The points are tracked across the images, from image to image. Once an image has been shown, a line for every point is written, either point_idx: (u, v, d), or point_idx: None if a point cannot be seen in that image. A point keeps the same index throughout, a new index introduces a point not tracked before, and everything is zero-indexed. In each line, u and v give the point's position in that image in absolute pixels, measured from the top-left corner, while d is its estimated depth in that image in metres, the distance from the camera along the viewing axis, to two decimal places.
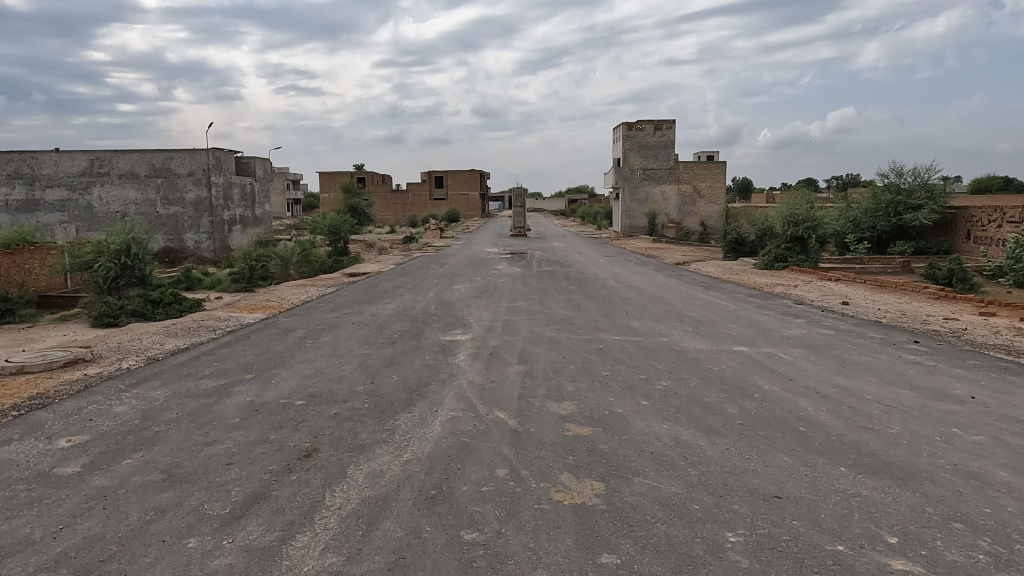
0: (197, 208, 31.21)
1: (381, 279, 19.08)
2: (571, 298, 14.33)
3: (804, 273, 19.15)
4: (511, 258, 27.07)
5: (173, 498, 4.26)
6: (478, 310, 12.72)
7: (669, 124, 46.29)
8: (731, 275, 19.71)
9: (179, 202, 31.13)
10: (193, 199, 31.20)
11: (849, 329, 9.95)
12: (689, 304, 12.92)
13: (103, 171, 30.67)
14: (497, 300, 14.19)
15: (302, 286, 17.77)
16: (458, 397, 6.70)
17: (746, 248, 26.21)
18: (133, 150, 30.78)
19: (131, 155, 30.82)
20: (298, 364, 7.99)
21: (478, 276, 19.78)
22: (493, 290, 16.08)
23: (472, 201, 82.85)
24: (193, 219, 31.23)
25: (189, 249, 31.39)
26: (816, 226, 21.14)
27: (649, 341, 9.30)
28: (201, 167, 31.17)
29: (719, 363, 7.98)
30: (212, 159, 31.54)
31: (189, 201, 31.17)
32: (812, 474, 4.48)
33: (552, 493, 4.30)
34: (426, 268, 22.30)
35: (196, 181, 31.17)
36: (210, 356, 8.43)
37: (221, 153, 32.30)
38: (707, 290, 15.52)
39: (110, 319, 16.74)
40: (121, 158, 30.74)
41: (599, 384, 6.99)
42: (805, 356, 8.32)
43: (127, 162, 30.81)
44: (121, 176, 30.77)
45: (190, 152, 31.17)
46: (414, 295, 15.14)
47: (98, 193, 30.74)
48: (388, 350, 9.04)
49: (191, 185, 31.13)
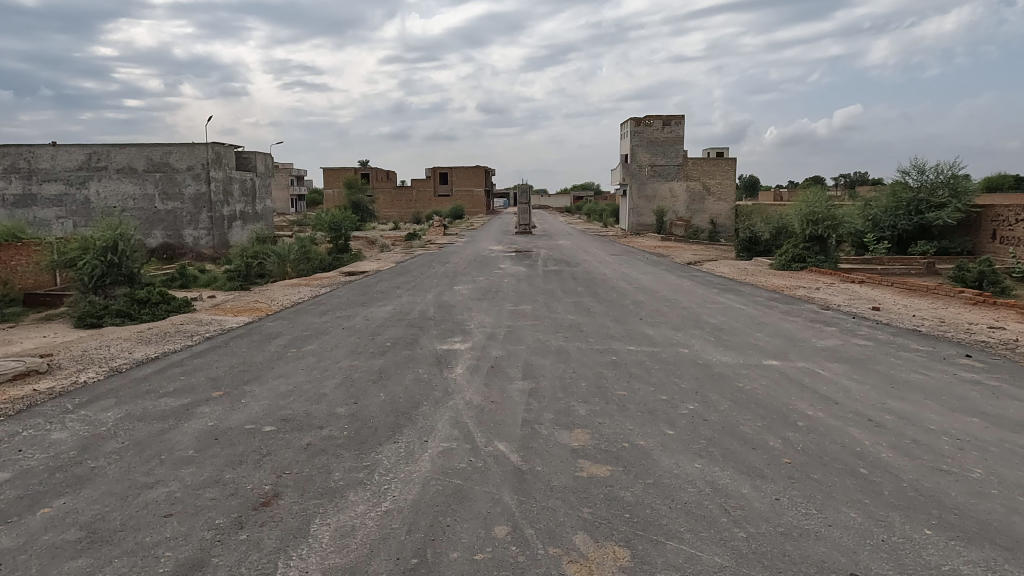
0: (195, 204, 30.40)
1: (380, 278, 18.22)
2: (579, 302, 13.40)
3: (824, 275, 18.15)
4: (516, 256, 26.17)
5: (87, 568, 3.37)
6: (480, 314, 11.82)
7: (678, 120, 45.25)
8: (748, 276, 18.75)
9: (179, 197, 30.26)
10: (192, 194, 30.38)
11: (889, 340, 9.00)
12: (707, 309, 11.99)
13: (101, 165, 29.88)
14: (500, 303, 13.28)
15: (296, 286, 16.90)
16: (452, 421, 5.79)
17: (761, 247, 25.20)
18: (131, 143, 29.99)
19: (129, 149, 30.03)
20: (275, 380, 7.09)
21: (481, 276, 18.91)
22: (496, 292, 15.17)
23: (477, 197, 82.07)
24: (191, 215, 30.40)
25: (187, 245, 30.57)
26: (837, 225, 20.13)
27: (667, 353, 8.36)
28: (200, 162, 30.39)
29: (750, 380, 7.04)
30: (211, 154, 30.74)
31: (188, 196, 30.35)
32: (892, 540, 3.56)
33: (564, 564, 3.40)
34: (427, 267, 21.39)
35: (195, 176, 30.37)
36: (178, 369, 7.52)
37: (220, 147, 31.50)
38: (724, 293, 14.58)
39: (94, 320, 15.91)
40: (119, 151, 29.95)
41: (615, 407, 6.07)
42: (847, 372, 7.37)
43: (125, 156, 30.02)
44: (119, 171, 29.98)
45: (188, 147, 30.39)
46: (413, 297, 14.26)
47: (96, 188, 29.91)
48: (378, 361, 8.15)
49: (190, 180, 30.33)
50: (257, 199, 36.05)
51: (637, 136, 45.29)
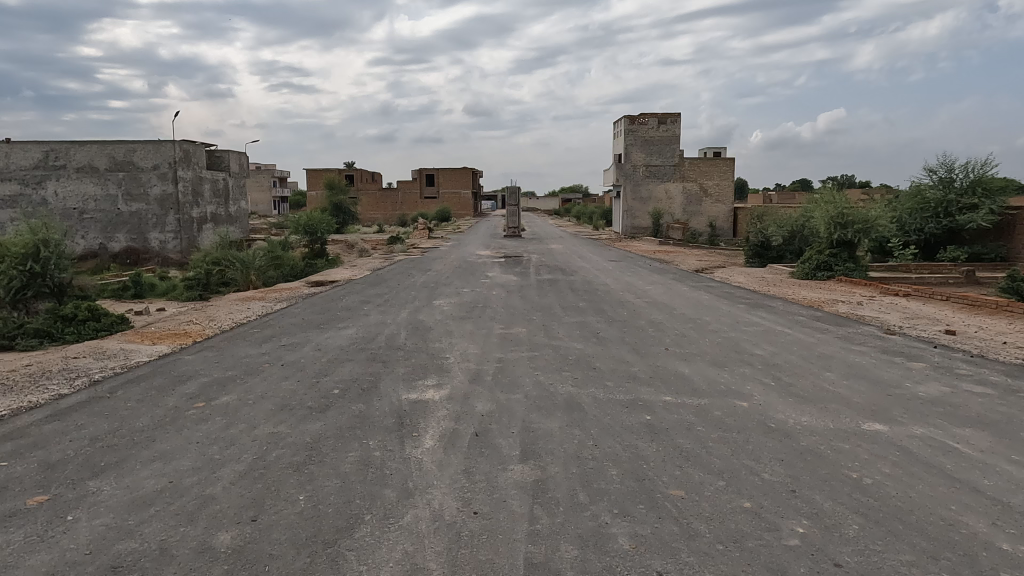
0: (162, 205, 27.77)
1: (350, 290, 15.75)
2: (583, 322, 11.03)
3: (858, 285, 16.01)
4: (505, 262, 23.75)
5: None
6: (462, 343, 9.40)
7: (674, 117, 43.08)
8: (771, 287, 16.51)
9: (142, 198, 27.61)
10: (158, 195, 27.75)
11: (1013, 386, 6.67)
12: (744, 335, 9.67)
13: (59, 163, 27.13)
14: (487, 325, 10.86)
15: (249, 300, 14.40)
16: (406, 569, 3.37)
17: (773, 252, 23.08)
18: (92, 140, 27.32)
19: (89, 146, 27.37)
20: (144, 469, 4.65)
21: (467, 286, 16.55)
22: (483, 309, 12.81)
23: (464, 200, 79.84)
24: (157, 217, 27.75)
25: (153, 250, 27.86)
26: (868, 228, 17.89)
27: (721, 411, 5.99)
28: (167, 160, 27.83)
29: (863, 463, 4.69)
30: (178, 152, 28.21)
31: (153, 197, 27.70)
32: None
33: None
34: (406, 276, 18.94)
35: (161, 176, 27.76)
36: (9, 447, 5.05)
37: (188, 145, 28.99)
38: (754, 310, 12.32)
39: (5, 342, 13.19)
40: (78, 148, 27.25)
41: (677, 532, 3.71)
42: (996, 446, 5.01)
43: (85, 153, 27.30)
44: (79, 170, 27.25)
45: (154, 144, 27.81)
46: (383, 316, 11.82)
47: (53, 188, 27.16)
48: (313, 426, 5.70)
49: (155, 180, 27.71)
50: (231, 201, 33.40)
51: (631, 135, 43.10)
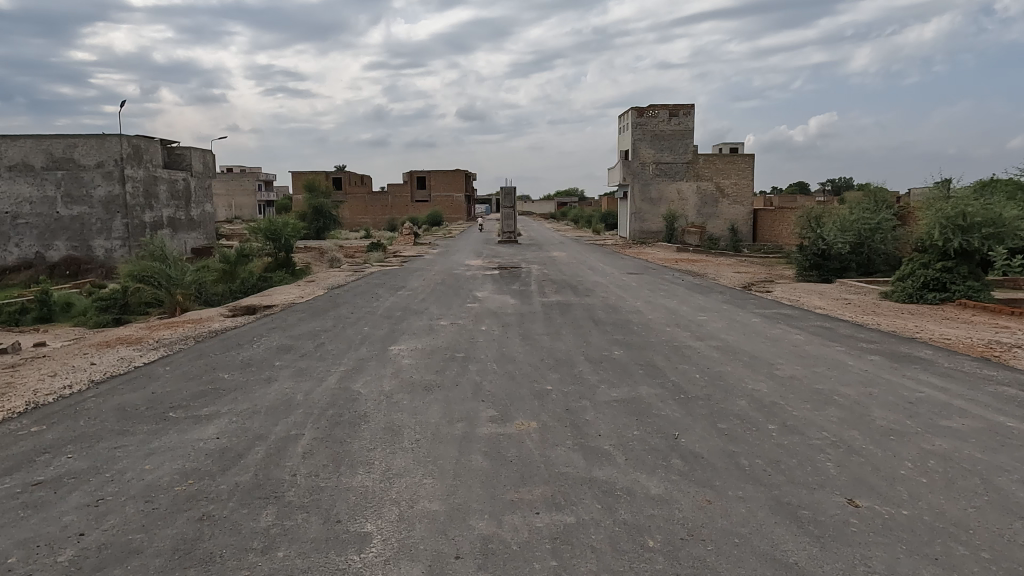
0: (108, 209, 22.78)
1: (283, 324, 10.91)
2: (636, 402, 6.25)
3: (1002, 316, 11.31)
4: (502, 277, 18.99)
5: None
6: (413, 473, 4.61)
7: (687, 109, 38.18)
8: (873, 316, 11.82)
9: (84, 200, 22.65)
10: (103, 197, 22.76)
11: None
12: (971, 449, 4.89)
13: None
14: (468, 410, 6.07)
15: (107, 346, 9.47)
16: None
17: (834, 262, 18.56)
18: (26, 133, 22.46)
19: (22, 140, 22.46)
20: None
21: (447, 316, 11.78)
22: (464, 364, 8.02)
23: (456, 202, 75.39)
24: (103, 222, 22.78)
25: (97, 260, 22.86)
26: (998, 233, 13.10)
27: None
28: (113, 156, 22.89)
29: None
30: (126, 147, 23.28)
31: (98, 200, 22.73)
32: None
33: None
34: (371, 299, 14.16)
35: (106, 175, 22.79)
36: None
37: (138, 139, 24.04)
38: (904, 369, 7.51)
39: None
40: (8, 143, 22.35)
41: None
42: None
43: (16, 149, 22.39)
44: (11, 168, 22.31)
45: (98, 138, 22.88)
46: (295, 386, 7.02)
47: None
48: None
49: (100, 180, 22.74)
50: (193, 203, 28.42)
51: (639, 129, 38.21)
